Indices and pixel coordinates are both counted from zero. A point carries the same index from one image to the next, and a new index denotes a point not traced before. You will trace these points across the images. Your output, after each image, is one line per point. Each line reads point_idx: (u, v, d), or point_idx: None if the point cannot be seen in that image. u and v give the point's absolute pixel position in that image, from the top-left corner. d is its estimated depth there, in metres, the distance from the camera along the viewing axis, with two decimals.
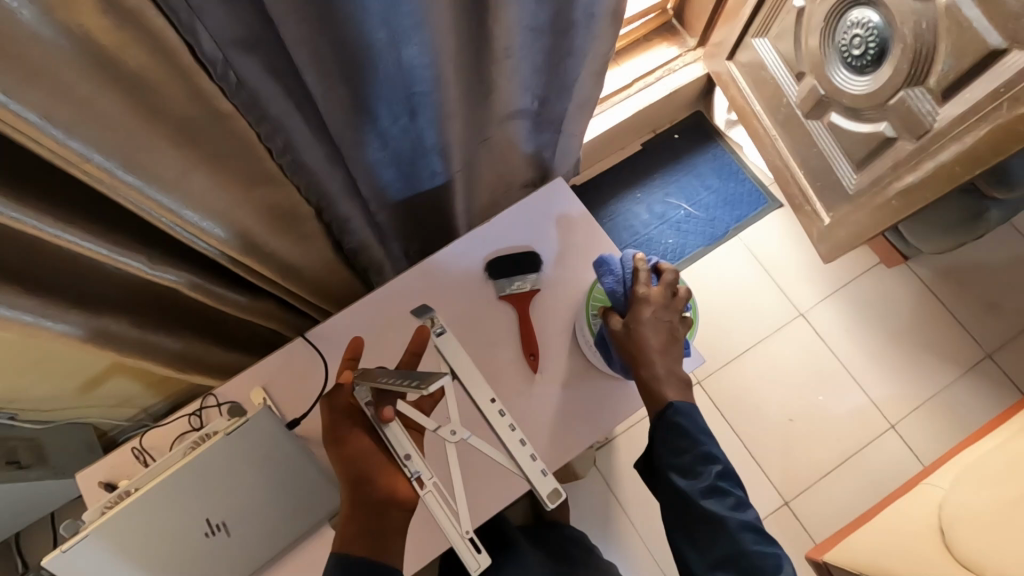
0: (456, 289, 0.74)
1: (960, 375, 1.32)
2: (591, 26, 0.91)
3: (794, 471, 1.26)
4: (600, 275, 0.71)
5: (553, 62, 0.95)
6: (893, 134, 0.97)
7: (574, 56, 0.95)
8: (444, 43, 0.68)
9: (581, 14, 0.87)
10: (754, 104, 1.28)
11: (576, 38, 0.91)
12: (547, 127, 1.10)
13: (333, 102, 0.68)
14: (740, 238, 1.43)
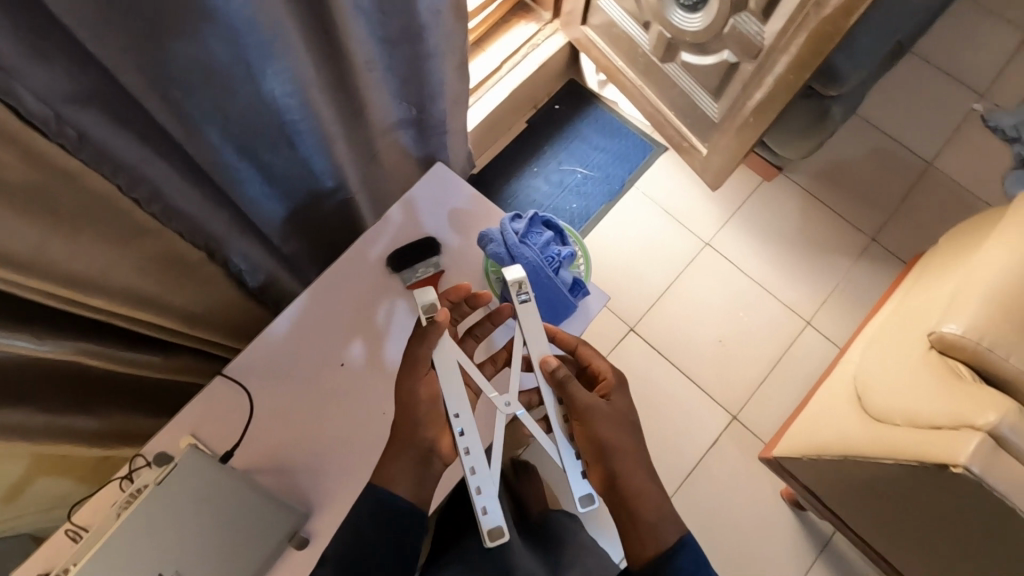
0: (366, 290, 0.74)
1: (854, 262, 1.45)
2: (441, 24, 0.89)
3: (734, 386, 1.35)
4: (485, 248, 0.69)
5: (417, 65, 0.93)
6: (735, 59, 1.06)
7: (434, 58, 0.93)
8: (302, 69, 0.70)
9: (426, 12, 0.84)
10: (616, 60, 1.36)
11: (431, 38, 0.89)
12: (429, 129, 1.09)
13: (191, 139, 0.67)
14: (637, 187, 1.51)
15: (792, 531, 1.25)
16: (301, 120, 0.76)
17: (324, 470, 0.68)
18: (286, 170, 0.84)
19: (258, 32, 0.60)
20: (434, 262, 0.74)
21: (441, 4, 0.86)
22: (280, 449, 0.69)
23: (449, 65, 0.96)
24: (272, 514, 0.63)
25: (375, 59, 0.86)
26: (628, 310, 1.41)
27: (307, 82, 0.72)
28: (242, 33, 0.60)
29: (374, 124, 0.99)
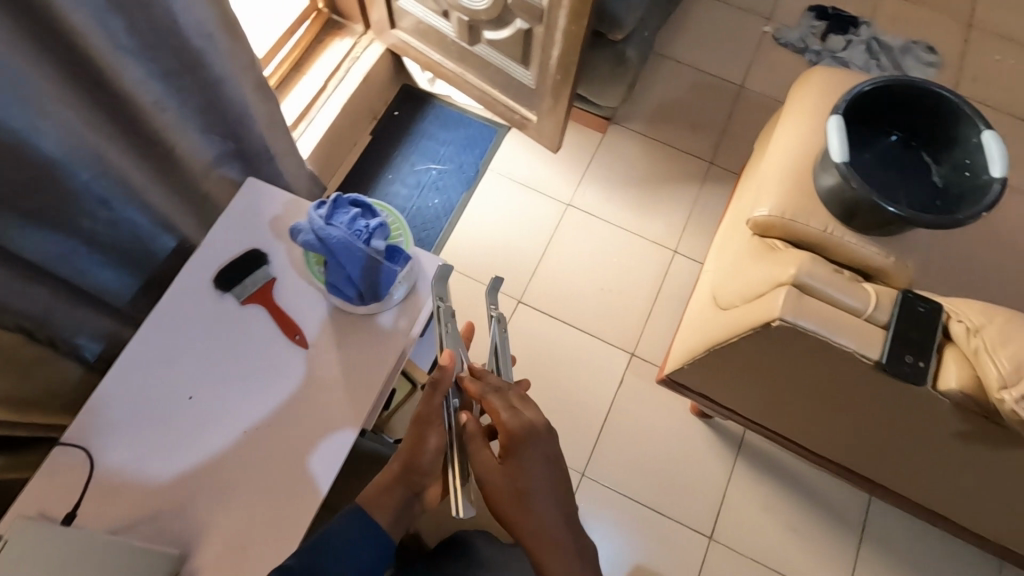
0: (200, 317, 0.73)
1: (700, 188, 1.58)
2: (222, 48, 0.87)
3: (626, 326, 1.42)
4: (296, 243, 0.65)
5: (210, 91, 0.90)
6: (526, 25, 1.12)
7: (224, 79, 0.90)
8: (84, 129, 0.75)
9: (195, 35, 0.82)
10: (433, 54, 1.41)
11: (213, 60, 0.86)
12: (253, 155, 1.07)
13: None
14: (491, 169, 1.57)
15: (709, 440, 1.34)
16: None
17: (190, 504, 0.66)
18: (110, 233, 0.87)
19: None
20: (261, 272, 0.74)
21: (214, 26, 0.83)
22: (141, 500, 0.66)
23: (244, 83, 0.94)
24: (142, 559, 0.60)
25: (157, 94, 0.83)
26: (511, 286, 1.45)
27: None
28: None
29: (185, 162, 0.95)
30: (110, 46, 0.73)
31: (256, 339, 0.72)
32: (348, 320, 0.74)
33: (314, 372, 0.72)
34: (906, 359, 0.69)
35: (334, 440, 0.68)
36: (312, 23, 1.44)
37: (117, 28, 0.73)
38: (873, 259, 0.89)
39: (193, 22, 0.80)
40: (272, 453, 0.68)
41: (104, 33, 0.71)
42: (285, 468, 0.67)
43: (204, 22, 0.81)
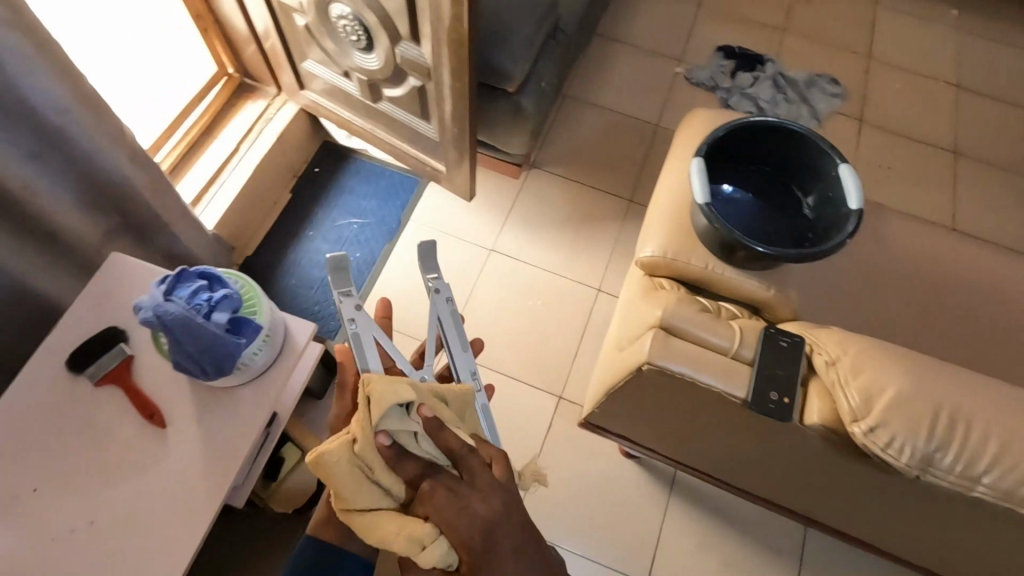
0: (53, 400, 0.73)
1: (621, 226, 1.61)
2: (80, 123, 0.86)
3: (554, 369, 1.42)
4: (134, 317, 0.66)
5: (81, 165, 0.91)
6: (419, 82, 1.15)
7: (95, 154, 0.91)
8: None
9: (55, 116, 0.83)
10: (344, 112, 1.43)
11: (80, 139, 0.87)
12: (144, 225, 1.08)
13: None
14: (413, 219, 1.57)
15: (641, 477, 1.32)
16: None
17: None
18: None
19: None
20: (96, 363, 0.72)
21: (76, 105, 0.84)
22: None
23: (119, 157, 0.95)
24: None
25: (24, 174, 0.84)
26: None
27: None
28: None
29: (72, 238, 0.97)
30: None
31: (111, 418, 0.73)
32: (208, 395, 0.75)
33: (169, 449, 0.72)
34: (771, 395, 0.69)
35: (190, 518, 0.69)
36: (222, 89, 1.46)
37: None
38: (755, 292, 0.90)
39: (49, 103, 0.81)
40: (116, 537, 0.68)
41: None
42: (143, 548, 0.68)
43: (62, 103, 0.82)
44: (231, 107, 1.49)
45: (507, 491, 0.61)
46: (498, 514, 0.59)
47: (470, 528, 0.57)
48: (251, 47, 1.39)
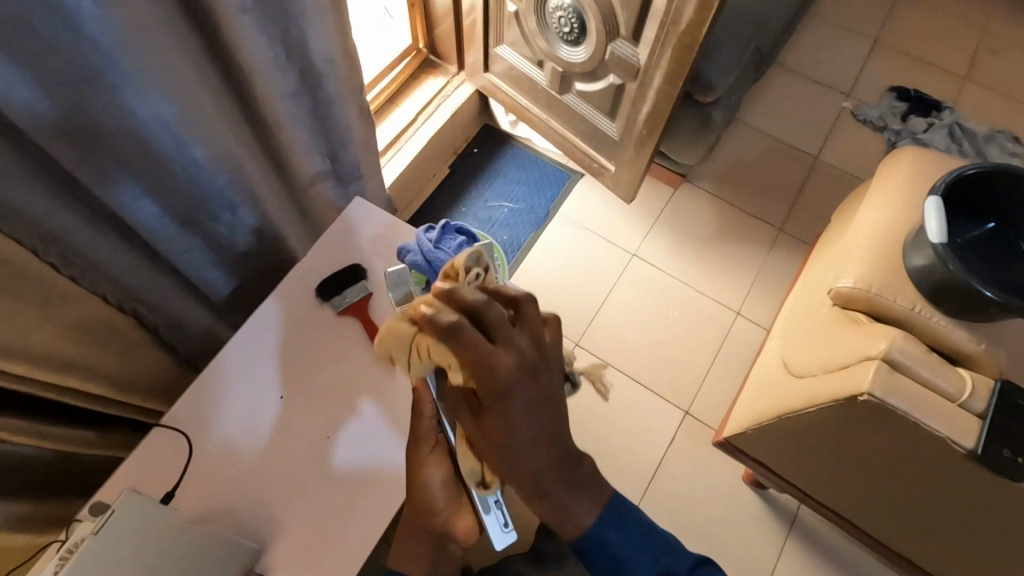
0: (300, 321, 0.78)
1: (768, 253, 1.56)
2: (335, 71, 0.91)
3: (682, 384, 1.41)
4: (403, 260, 0.71)
5: (320, 110, 0.95)
6: (620, 81, 1.18)
7: (334, 102, 0.94)
8: (201, 100, 0.69)
9: (320, 61, 0.87)
10: (520, 99, 1.46)
11: (330, 86, 0.91)
12: (349, 174, 1.11)
13: (99, 181, 0.65)
14: (561, 212, 1.60)
15: (760, 511, 1.29)
16: (217, 168, 0.76)
17: (272, 506, 0.69)
18: (208, 218, 0.81)
19: (150, 89, 0.62)
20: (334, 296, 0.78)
21: (336, 53, 0.89)
22: (223, 493, 0.69)
23: (348, 106, 0.98)
24: (217, 554, 0.62)
25: (286, 111, 0.86)
26: (571, 327, 1.47)
27: (210, 128, 0.71)
28: (126, 77, 0.59)
29: (296, 177, 1.00)
30: (263, 61, 0.77)
31: (348, 347, 0.77)
32: None
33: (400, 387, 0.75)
34: (1003, 451, 0.67)
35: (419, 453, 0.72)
36: (410, 62, 1.54)
37: (266, 44, 0.77)
38: (963, 345, 0.84)
39: (319, 47, 0.85)
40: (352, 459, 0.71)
41: (262, 46, 0.76)
42: (374, 473, 0.71)
43: (327, 49, 0.86)
44: (414, 79, 1.56)
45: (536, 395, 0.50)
46: (498, 384, 0.47)
47: (478, 383, 0.48)
48: (448, 26, 1.46)
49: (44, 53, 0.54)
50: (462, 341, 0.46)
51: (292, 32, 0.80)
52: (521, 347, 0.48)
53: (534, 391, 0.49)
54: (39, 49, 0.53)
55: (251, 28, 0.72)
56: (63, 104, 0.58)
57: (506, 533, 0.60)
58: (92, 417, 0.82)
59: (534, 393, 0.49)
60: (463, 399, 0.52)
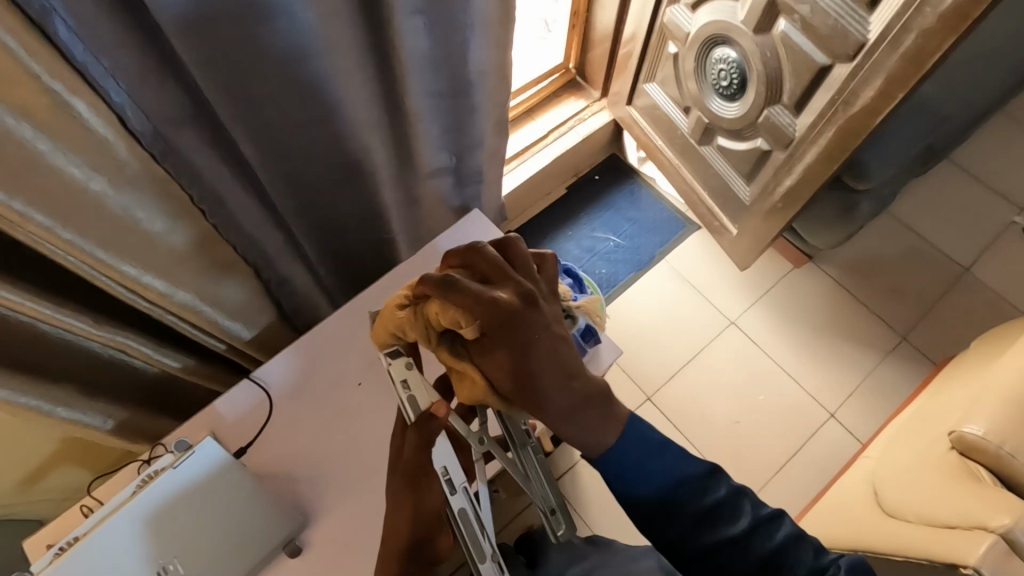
0: None
1: (882, 359, 1.42)
2: (485, 83, 0.87)
3: (749, 472, 1.32)
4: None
5: (459, 118, 0.89)
6: (768, 147, 1.12)
7: (476, 111, 0.89)
8: (349, 85, 0.69)
9: (472, 68, 0.82)
10: (656, 139, 1.43)
11: (475, 94, 0.86)
12: (471, 182, 1.04)
13: (254, 142, 0.69)
14: (666, 260, 1.55)
15: None
16: (350, 151, 0.78)
17: (328, 483, 0.71)
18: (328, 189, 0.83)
19: (317, 69, 0.65)
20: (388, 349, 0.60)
21: (489, 64, 0.84)
22: (289, 458, 0.72)
23: (488, 115, 0.93)
24: (268, 517, 0.66)
25: (425, 109, 0.82)
26: (647, 380, 1.42)
27: (356, 113, 0.73)
28: (300, 51, 0.62)
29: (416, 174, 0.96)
30: (418, 58, 0.74)
31: None
32: None
33: None
34: None
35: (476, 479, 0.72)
36: (556, 79, 1.55)
37: (426, 43, 0.74)
38: None
39: (475, 54, 0.81)
40: None
41: (421, 43, 0.73)
42: None
43: (481, 57, 0.82)
44: (555, 97, 1.57)
45: (536, 329, 0.48)
46: (505, 318, 0.47)
47: (491, 328, 0.48)
48: (602, 53, 1.45)
49: (229, 22, 0.56)
50: (458, 290, 0.48)
51: (452, 37, 0.76)
52: (518, 283, 0.50)
53: (539, 317, 0.49)
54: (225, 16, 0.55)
55: (415, 29, 0.71)
56: (231, 68, 0.60)
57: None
58: (199, 348, 0.90)
59: (541, 326, 0.49)
60: (476, 355, 0.50)
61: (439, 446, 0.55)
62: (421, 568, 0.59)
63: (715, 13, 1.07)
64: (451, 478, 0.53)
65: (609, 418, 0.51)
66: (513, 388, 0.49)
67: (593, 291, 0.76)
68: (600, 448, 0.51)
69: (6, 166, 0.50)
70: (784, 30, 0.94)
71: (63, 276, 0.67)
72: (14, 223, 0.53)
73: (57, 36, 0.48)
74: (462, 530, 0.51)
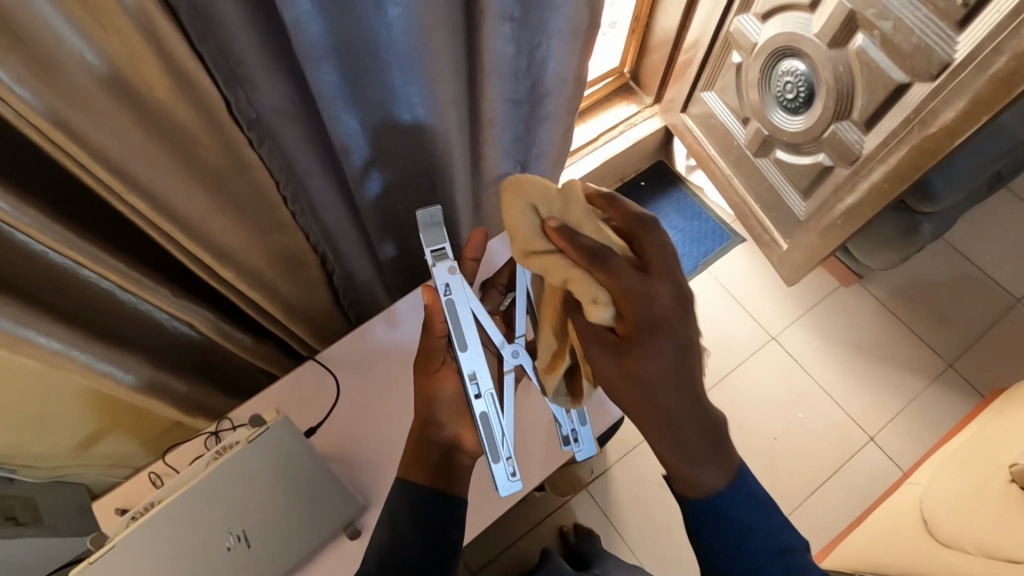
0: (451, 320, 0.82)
1: (927, 385, 1.39)
2: (563, 93, 0.83)
3: (785, 490, 1.31)
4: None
5: (530, 125, 0.87)
6: (830, 163, 1.10)
7: (548, 119, 0.86)
8: (438, 89, 0.68)
9: (551, 77, 0.79)
10: (709, 149, 1.42)
11: (551, 104, 0.84)
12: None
13: (342, 141, 0.68)
14: (710, 271, 1.53)
15: None
16: (431, 156, 0.78)
17: (387, 468, 0.72)
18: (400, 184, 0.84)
19: (409, 74, 0.64)
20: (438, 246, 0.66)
21: (573, 75, 0.81)
22: (351, 442, 0.74)
23: (562, 126, 0.90)
24: (333, 498, 0.67)
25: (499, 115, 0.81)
26: None
27: (439, 119, 0.72)
28: (397, 56, 0.61)
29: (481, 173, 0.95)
30: (501, 66, 0.73)
31: None
32: None
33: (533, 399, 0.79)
34: None
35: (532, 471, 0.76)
36: (610, 82, 1.55)
37: (511, 50, 0.72)
38: None
39: (558, 66, 0.78)
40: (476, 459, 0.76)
41: (506, 52, 0.71)
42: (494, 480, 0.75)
43: (565, 69, 0.79)
44: (607, 100, 1.57)
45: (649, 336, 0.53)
46: (648, 309, 0.53)
47: (624, 321, 0.54)
48: (660, 59, 1.44)
49: (338, 23, 0.56)
50: (609, 266, 0.53)
51: (538, 47, 0.74)
52: (676, 280, 0.55)
53: (678, 320, 0.54)
54: (333, 18, 0.55)
55: (502, 35, 0.69)
56: (333, 71, 0.60)
57: (511, 483, 0.66)
58: (259, 329, 0.92)
59: (675, 345, 0.54)
60: (596, 337, 0.55)
61: (469, 354, 0.65)
62: (445, 451, 0.65)
63: (786, 25, 1.05)
64: (478, 383, 0.65)
65: (722, 459, 0.56)
66: (639, 394, 0.54)
67: None
68: (704, 487, 0.56)
69: (119, 137, 0.52)
70: (862, 46, 0.93)
71: (146, 249, 0.68)
72: (120, 194, 0.55)
73: (184, 16, 0.50)
74: (483, 430, 0.65)
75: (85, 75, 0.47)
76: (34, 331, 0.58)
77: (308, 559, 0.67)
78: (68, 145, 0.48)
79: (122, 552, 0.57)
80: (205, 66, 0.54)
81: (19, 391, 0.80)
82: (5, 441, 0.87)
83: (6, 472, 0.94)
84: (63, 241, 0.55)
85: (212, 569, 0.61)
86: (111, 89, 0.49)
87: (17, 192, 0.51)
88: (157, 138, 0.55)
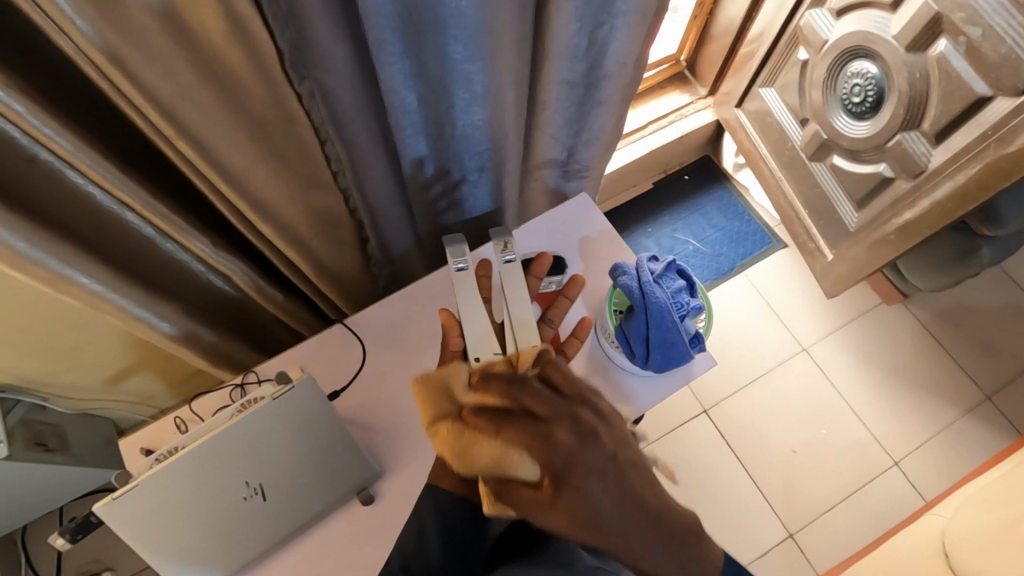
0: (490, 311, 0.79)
1: (962, 415, 1.34)
2: (623, 78, 0.79)
3: (797, 504, 1.29)
4: (617, 278, 0.73)
5: (586, 109, 0.84)
6: (891, 174, 1.05)
7: (603, 103, 0.82)
8: (498, 69, 0.65)
9: (612, 61, 0.75)
10: (761, 147, 1.36)
11: (609, 88, 0.80)
12: (580, 176, 0.98)
13: (393, 110, 0.67)
14: (746, 274, 1.49)
15: None
16: (483, 136, 0.75)
17: (406, 439, 0.72)
18: (447, 161, 0.81)
19: (473, 50, 0.61)
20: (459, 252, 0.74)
21: (634, 60, 0.77)
22: (373, 409, 0.74)
23: (616, 115, 0.86)
24: (351, 463, 0.68)
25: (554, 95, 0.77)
26: (705, 392, 1.39)
27: (494, 97, 0.69)
28: (462, 27, 0.59)
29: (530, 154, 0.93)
30: (565, 45, 0.69)
31: None
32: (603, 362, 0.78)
33: None
34: None
35: None
36: (665, 69, 1.49)
37: (576, 31, 0.68)
38: None
39: (620, 51, 0.73)
40: None
41: (572, 30, 0.67)
42: None
43: (628, 53, 0.75)
44: (659, 88, 1.52)
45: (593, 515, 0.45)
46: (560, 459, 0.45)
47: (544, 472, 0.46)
48: (721, 49, 1.38)
49: None
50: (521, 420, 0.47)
51: (604, 28, 0.70)
52: (570, 413, 0.48)
53: (597, 452, 0.46)
54: None
55: (569, 13, 0.65)
56: (394, 36, 0.58)
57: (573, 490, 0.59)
58: (291, 287, 0.92)
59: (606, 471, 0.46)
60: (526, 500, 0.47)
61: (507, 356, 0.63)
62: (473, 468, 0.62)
63: (863, 23, 0.99)
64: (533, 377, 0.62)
65: (685, 553, 0.48)
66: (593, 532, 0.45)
67: (704, 298, 0.75)
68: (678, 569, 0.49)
69: (173, 83, 0.51)
70: (943, 52, 0.87)
71: (187, 195, 0.68)
72: (167, 137, 0.54)
73: None
74: None
75: (145, 13, 0.46)
76: (75, 266, 0.59)
77: (319, 519, 0.69)
78: (122, 84, 0.48)
79: (139, 495, 0.57)
80: (266, 16, 0.54)
81: (57, 323, 0.83)
82: (40, 367, 0.90)
83: (39, 399, 0.97)
84: (109, 181, 0.55)
85: (226, 516, 0.63)
86: (166, 30, 0.48)
87: (70, 128, 0.51)
88: (211, 82, 0.54)
